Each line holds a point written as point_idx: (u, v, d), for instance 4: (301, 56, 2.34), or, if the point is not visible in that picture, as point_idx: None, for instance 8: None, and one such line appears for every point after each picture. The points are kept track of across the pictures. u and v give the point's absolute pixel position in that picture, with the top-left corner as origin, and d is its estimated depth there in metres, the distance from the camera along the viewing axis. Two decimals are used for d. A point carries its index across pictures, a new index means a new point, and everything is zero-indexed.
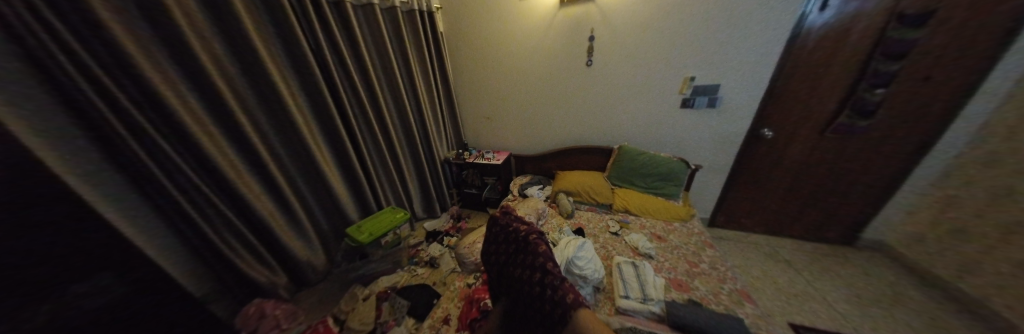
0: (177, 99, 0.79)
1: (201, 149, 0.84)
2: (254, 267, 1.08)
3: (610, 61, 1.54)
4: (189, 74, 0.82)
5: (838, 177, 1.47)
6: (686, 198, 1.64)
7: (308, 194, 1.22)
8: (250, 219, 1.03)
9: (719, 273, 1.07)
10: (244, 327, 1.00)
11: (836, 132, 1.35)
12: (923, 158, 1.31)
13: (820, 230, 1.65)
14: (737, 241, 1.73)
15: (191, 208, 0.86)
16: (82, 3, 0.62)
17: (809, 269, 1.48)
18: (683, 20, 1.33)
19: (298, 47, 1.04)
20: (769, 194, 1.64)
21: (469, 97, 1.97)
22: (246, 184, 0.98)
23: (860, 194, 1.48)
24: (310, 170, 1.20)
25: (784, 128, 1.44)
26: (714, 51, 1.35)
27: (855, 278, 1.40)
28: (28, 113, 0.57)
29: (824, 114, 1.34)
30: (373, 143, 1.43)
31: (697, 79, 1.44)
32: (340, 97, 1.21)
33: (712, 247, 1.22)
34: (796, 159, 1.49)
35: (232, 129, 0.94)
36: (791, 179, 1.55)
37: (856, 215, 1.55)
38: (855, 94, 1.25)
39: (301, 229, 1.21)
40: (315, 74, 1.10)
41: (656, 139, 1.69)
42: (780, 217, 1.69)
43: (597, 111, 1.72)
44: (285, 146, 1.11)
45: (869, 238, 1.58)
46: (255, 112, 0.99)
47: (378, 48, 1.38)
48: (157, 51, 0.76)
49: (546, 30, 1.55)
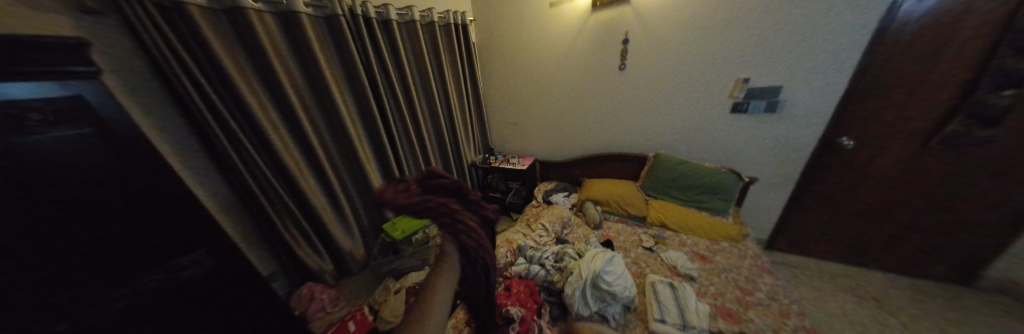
0: (259, 107, 0.94)
1: (274, 151, 0.99)
2: (307, 254, 1.23)
3: (646, 64, 1.45)
4: (269, 86, 0.97)
5: (952, 199, 1.17)
6: (736, 214, 1.45)
7: (353, 192, 1.35)
8: (306, 212, 1.18)
9: (779, 306, 0.91)
10: (297, 307, 1.13)
11: (948, 142, 1.08)
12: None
13: (925, 264, 1.32)
14: (801, 268, 1.47)
15: (264, 200, 1.01)
16: (201, 34, 0.78)
17: (908, 312, 1.18)
18: (734, 16, 1.20)
19: (352, 61, 1.18)
20: (847, 215, 1.36)
21: (498, 104, 2.02)
22: (305, 181, 1.12)
23: (988, 221, 1.15)
24: (357, 170, 1.32)
25: (869, 137, 1.19)
26: (774, 49, 1.19)
27: (982, 331, 1.08)
28: None
29: (931, 119, 1.08)
30: (409, 147, 1.54)
31: (751, 80, 1.28)
32: (384, 105, 1.33)
33: (770, 275, 1.05)
34: (887, 174, 1.22)
35: (297, 133, 1.08)
36: (879, 198, 1.27)
37: (983, 249, 1.20)
38: (978, 95, 0.99)
39: (346, 224, 1.33)
40: (364, 85, 1.23)
41: (700, 147, 1.54)
42: (862, 244, 1.39)
43: (630, 116, 1.62)
44: (338, 148, 1.24)
45: (1005, 281, 1.21)
46: (315, 119, 1.14)
47: (417, 60, 1.50)
48: (248, 70, 0.91)
49: (578, 35, 1.53)
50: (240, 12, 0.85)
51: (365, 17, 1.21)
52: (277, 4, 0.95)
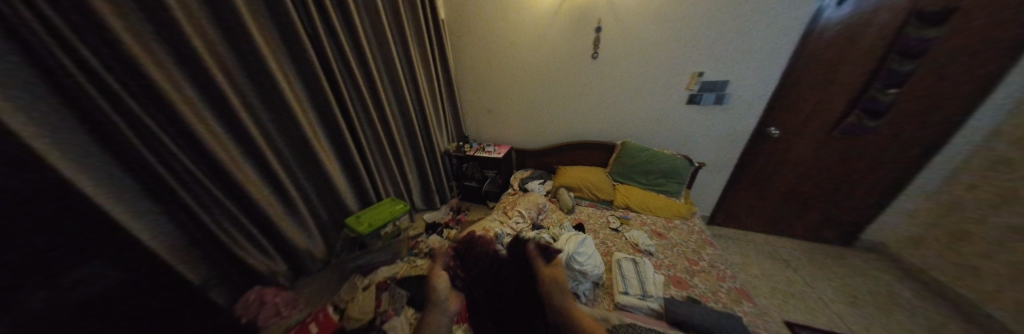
0: (169, 83, 0.75)
1: (198, 138, 0.82)
2: (253, 255, 1.08)
3: (615, 54, 1.50)
4: (181, 56, 0.78)
5: (841, 179, 1.46)
6: (688, 195, 1.63)
7: (307, 184, 1.21)
8: (249, 208, 1.02)
9: (718, 272, 1.07)
10: (244, 314, 1.01)
11: (843, 132, 1.33)
12: (932, 160, 1.29)
13: (819, 230, 1.66)
14: (734, 239, 1.74)
15: (189, 197, 0.85)
16: None
17: (806, 268, 1.50)
18: (694, 12, 1.29)
19: (295, 32, 1.00)
20: (770, 194, 1.63)
21: (470, 89, 1.93)
22: (244, 174, 0.97)
23: (862, 194, 1.47)
24: (310, 160, 1.17)
25: (790, 127, 1.42)
26: (724, 46, 1.31)
27: (851, 278, 1.41)
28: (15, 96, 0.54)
29: (833, 114, 1.32)
30: (372, 134, 1.41)
31: (705, 74, 1.41)
32: (339, 85, 1.18)
33: (712, 245, 1.22)
34: (800, 159, 1.47)
35: (228, 117, 0.91)
36: (793, 179, 1.54)
37: (856, 216, 1.55)
38: (865, 94, 1.23)
39: (300, 219, 1.20)
40: (313, 62, 1.06)
41: (660, 135, 1.67)
42: (778, 217, 1.69)
43: (601, 105, 1.68)
44: (284, 135, 1.08)
45: (867, 239, 1.58)
46: (252, 100, 0.97)
47: (377, 35, 1.33)
48: (148, 34, 0.72)
49: (552, 19, 1.50)
50: None
51: None
52: None
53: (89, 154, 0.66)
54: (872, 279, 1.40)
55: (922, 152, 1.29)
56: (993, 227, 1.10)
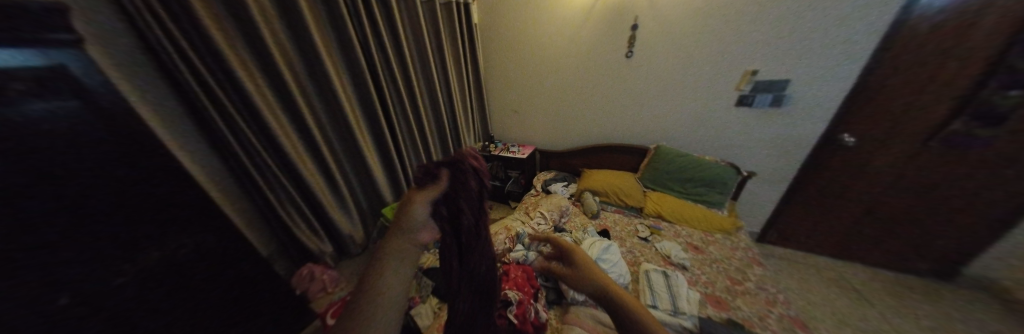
0: (253, 85, 0.90)
1: (270, 133, 0.96)
2: (307, 235, 1.24)
3: (653, 52, 1.41)
4: (261, 62, 0.93)
5: (941, 199, 1.20)
6: (731, 207, 1.47)
7: (351, 175, 1.34)
8: (304, 193, 1.17)
9: (767, 295, 0.94)
10: (297, 286, 1.16)
11: (945, 143, 1.09)
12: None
13: (905, 260, 1.38)
14: (790, 261, 1.52)
15: (263, 182, 1.01)
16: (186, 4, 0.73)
17: (885, 303, 1.25)
18: (747, 4, 1.16)
19: (348, 40, 1.13)
20: (840, 212, 1.39)
21: (499, 90, 1.97)
22: (304, 164, 1.11)
23: (971, 220, 1.19)
24: (354, 153, 1.30)
25: (868, 134, 1.20)
26: (785, 41, 1.16)
27: (952, 324, 1.15)
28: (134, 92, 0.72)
29: (930, 120, 1.09)
30: (408, 132, 1.52)
31: (760, 73, 1.26)
32: (381, 86, 1.29)
33: (760, 265, 1.08)
34: (881, 173, 1.24)
35: (293, 113, 1.05)
36: (871, 196, 1.30)
37: (961, 247, 1.25)
38: (977, 97, 0.98)
39: (344, 206, 1.33)
40: (361, 65, 1.18)
41: (701, 140, 1.54)
42: (849, 239, 1.44)
43: (634, 106, 1.60)
44: (336, 131, 1.22)
45: (976, 276, 1.28)
46: (312, 100, 1.11)
47: (416, 39, 1.43)
48: (240, 46, 0.87)
49: (585, 18, 1.47)
50: None
51: None
52: None
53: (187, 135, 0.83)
54: (980, 326, 1.13)
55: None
56: None
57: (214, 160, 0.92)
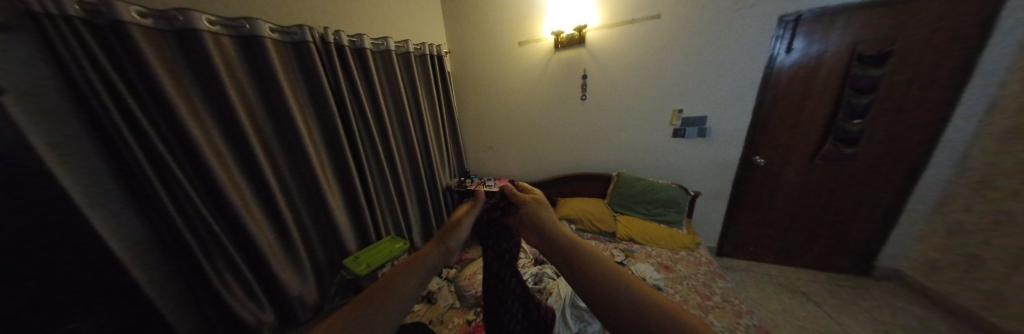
0: (200, 131, 0.84)
1: (214, 181, 0.86)
2: (242, 303, 1.01)
3: (603, 95, 1.67)
4: (216, 108, 0.89)
5: (840, 204, 1.47)
6: (690, 225, 1.62)
7: (309, 224, 1.21)
8: (247, 250, 1.00)
9: (733, 307, 1.01)
10: None
11: (826, 159, 1.40)
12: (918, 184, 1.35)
13: (831, 260, 1.60)
14: (748, 272, 1.66)
15: (192, 239, 0.85)
16: (138, 54, 0.72)
17: (829, 302, 1.41)
18: (666, 60, 1.49)
19: (320, 86, 1.15)
20: (776, 221, 1.61)
21: (472, 129, 2.07)
22: (252, 215, 0.98)
23: (865, 220, 1.46)
24: (315, 199, 1.20)
25: (775, 156, 1.49)
26: (696, 87, 1.48)
27: (881, 314, 1.32)
28: (59, 144, 0.62)
29: (811, 142, 1.40)
30: (378, 172, 1.46)
31: (685, 111, 1.55)
32: (353, 129, 1.28)
33: (722, 278, 1.18)
34: (793, 186, 1.50)
35: (243, 159, 0.97)
36: (793, 207, 1.55)
37: (866, 244, 1.51)
38: (835, 125, 1.33)
39: (297, 262, 1.16)
40: (332, 109, 1.18)
41: (653, 167, 1.74)
42: (789, 245, 1.64)
43: (595, 140, 1.79)
44: (295, 176, 1.13)
45: (884, 267, 1.53)
46: (272, 144, 1.05)
47: (391, 84, 1.50)
48: (194, 93, 0.84)
49: (544, 69, 1.71)
50: (193, 35, 0.81)
51: (336, 45, 1.22)
52: (238, 28, 0.93)
53: (108, 194, 0.71)
54: (901, 313, 1.32)
55: (908, 176, 1.34)
56: (1000, 248, 1.10)
57: (136, 224, 0.76)
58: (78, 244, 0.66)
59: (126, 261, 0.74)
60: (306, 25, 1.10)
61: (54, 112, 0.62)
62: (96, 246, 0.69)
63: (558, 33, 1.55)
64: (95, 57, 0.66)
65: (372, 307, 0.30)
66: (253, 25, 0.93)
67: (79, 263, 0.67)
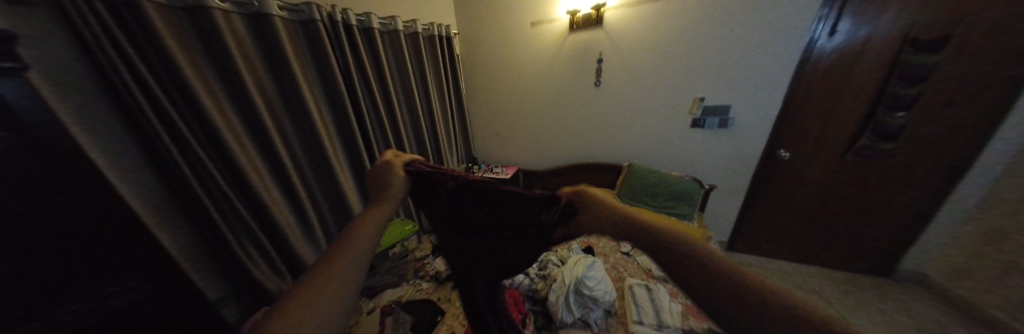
0: (217, 110, 0.86)
1: (233, 160, 0.90)
2: (266, 274, 1.09)
3: (617, 81, 1.59)
4: (231, 87, 0.91)
5: (868, 204, 1.38)
6: (701, 219, 1.58)
7: (323, 204, 1.26)
8: (267, 226, 1.06)
9: None
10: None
11: (858, 155, 1.30)
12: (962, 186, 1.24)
13: (849, 259, 1.54)
14: (757, 268, 1.64)
15: (215, 212, 0.90)
16: (153, 32, 0.72)
17: (841, 302, 1.37)
18: (691, 44, 1.38)
19: (329, 67, 1.14)
20: (793, 218, 1.54)
21: (481, 114, 2.04)
22: (269, 193, 1.03)
23: (892, 220, 1.38)
24: (328, 180, 1.24)
25: (800, 151, 1.40)
26: (722, 73, 1.38)
27: (896, 317, 1.28)
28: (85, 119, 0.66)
29: (844, 136, 1.29)
30: (388, 156, 1.48)
31: (707, 99, 1.46)
32: (362, 112, 1.29)
33: None
34: (817, 182, 1.42)
35: (258, 139, 1.00)
36: (814, 205, 1.47)
37: (890, 245, 1.44)
38: (874, 118, 1.21)
39: (313, 239, 1.22)
40: (341, 91, 1.18)
41: (667, 158, 1.69)
42: (805, 243, 1.58)
43: (606, 129, 1.74)
44: (309, 157, 1.17)
45: (907, 270, 1.46)
46: (285, 125, 1.07)
47: (399, 66, 1.48)
48: (209, 73, 0.86)
49: (556, 53, 1.63)
50: (203, 11, 0.81)
51: (344, 24, 1.19)
52: (247, 6, 0.91)
53: (137, 171, 0.77)
54: (919, 317, 1.27)
55: (951, 176, 1.22)
56: None
57: (162, 198, 0.82)
58: (111, 212, 0.71)
59: (157, 232, 0.81)
60: (314, 3, 1.07)
61: (79, 91, 0.65)
62: (130, 218, 0.75)
63: (574, 12, 1.46)
64: (113, 34, 0.67)
65: (339, 263, 0.29)
66: (261, 3, 0.92)
67: (115, 234, 0.72)
